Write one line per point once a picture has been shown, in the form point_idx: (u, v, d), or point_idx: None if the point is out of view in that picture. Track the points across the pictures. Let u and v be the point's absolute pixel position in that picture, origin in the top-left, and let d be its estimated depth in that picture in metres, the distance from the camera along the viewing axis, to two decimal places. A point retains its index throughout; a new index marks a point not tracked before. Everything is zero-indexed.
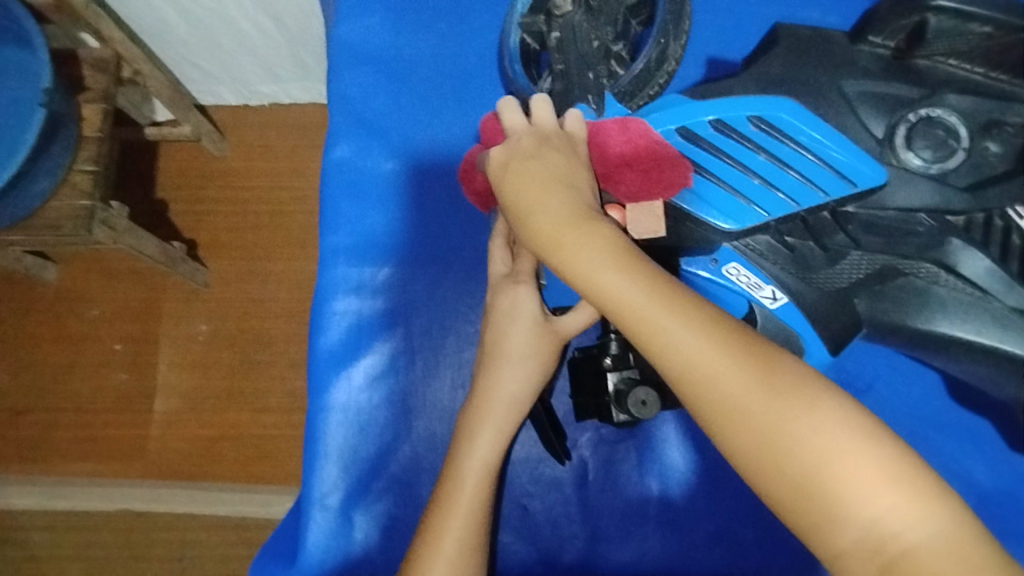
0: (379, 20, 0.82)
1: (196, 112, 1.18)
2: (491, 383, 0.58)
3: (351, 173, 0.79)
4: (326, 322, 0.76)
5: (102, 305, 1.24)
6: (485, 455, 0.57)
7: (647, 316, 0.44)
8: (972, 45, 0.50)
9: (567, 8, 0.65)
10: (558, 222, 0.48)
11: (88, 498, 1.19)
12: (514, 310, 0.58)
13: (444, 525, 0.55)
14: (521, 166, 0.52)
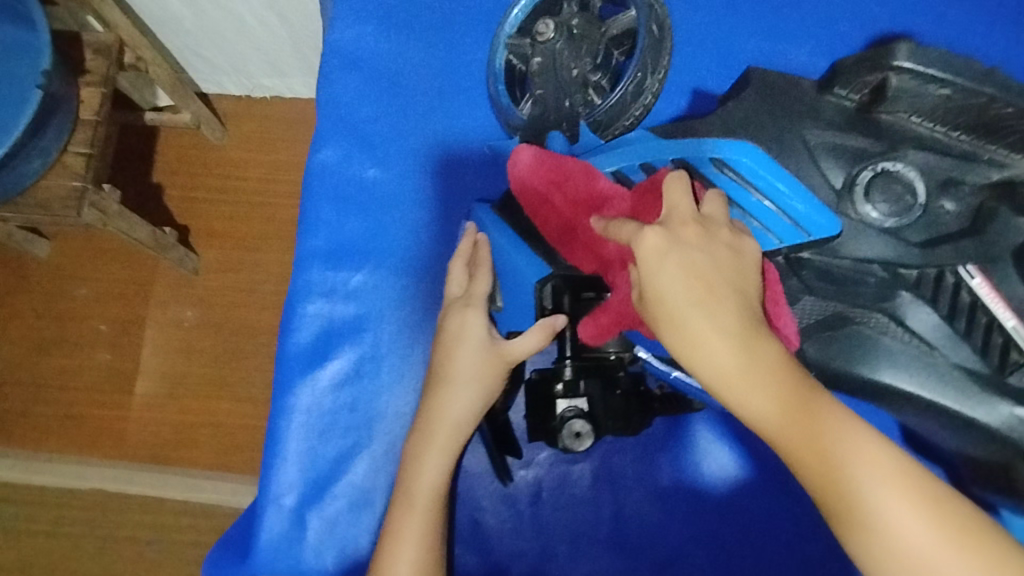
0: (375, 29, 0.83)
1: (197, 100, 1.19)
2: (438, 403, 0.60)
3: (334, 178, 0.80)
4: (298, 324, 0.77)
5: (91, 284, 1.25)
6: (437, 470, 0.59)
7: (741, 385, 0.46)
8: (931, 105, 0.53)
9: (549, 35, 0.63)
10: (677, 295, 0.47)
11: (63, 474, 1.20)
12: (461, 332, 0.60)
13: (400, 534, 0.57)
14: (680, 260, 0.47)
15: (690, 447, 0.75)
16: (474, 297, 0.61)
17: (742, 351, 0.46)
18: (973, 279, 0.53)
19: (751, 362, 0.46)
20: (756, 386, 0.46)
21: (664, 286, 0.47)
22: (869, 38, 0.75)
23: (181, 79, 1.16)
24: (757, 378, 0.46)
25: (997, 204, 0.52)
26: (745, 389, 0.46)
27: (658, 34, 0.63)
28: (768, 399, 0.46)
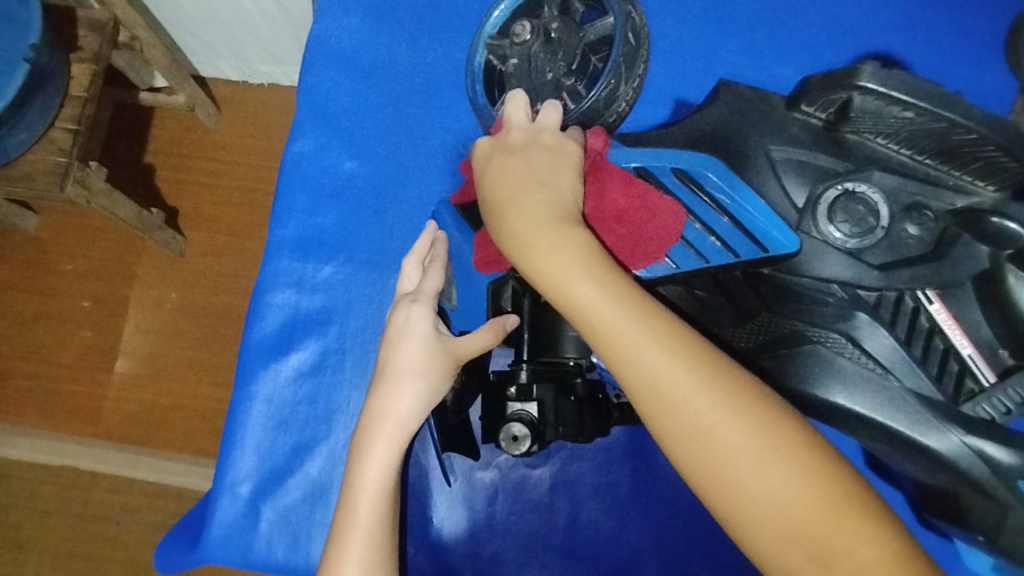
0: (358, 21, 0.82)
1: (191, 82, 1.18)
2: (381, 396, 0.58)
3: (309, 169, 0.79)
4: (263, 313, 0.76)
5: (76, 261, 1.25)
6: (382, 464, 0.56)
7: (722, 441, 0.42)
8: (896, 127, 0.52)
9: (525, 37, 0.63)
10: (629, 329, 0.45)
11: (37, 449, 1.19)
12: (407, 327, 0.59)
13: (349, 529, 0.55)
14: (505, 163, 0.54)
15: (652, 458, 0.74)
16: (426, 295, 0.60)
17: (717, 399, 0.43)
18: (932, 304, 0.53)
19: (737, 416, 0.42)
20: (739, 441, 0.42)
21: (607, 322, 0.45)
22: (872, 52, 0.71)
23: (177, 61, 1.15)
24: (743, 432, 0.42)
25: (958, 230, 0.52)
26: (730, 448, 0.42)
27: (634, 42, 0.63)
28: (717, 422, 0.42)
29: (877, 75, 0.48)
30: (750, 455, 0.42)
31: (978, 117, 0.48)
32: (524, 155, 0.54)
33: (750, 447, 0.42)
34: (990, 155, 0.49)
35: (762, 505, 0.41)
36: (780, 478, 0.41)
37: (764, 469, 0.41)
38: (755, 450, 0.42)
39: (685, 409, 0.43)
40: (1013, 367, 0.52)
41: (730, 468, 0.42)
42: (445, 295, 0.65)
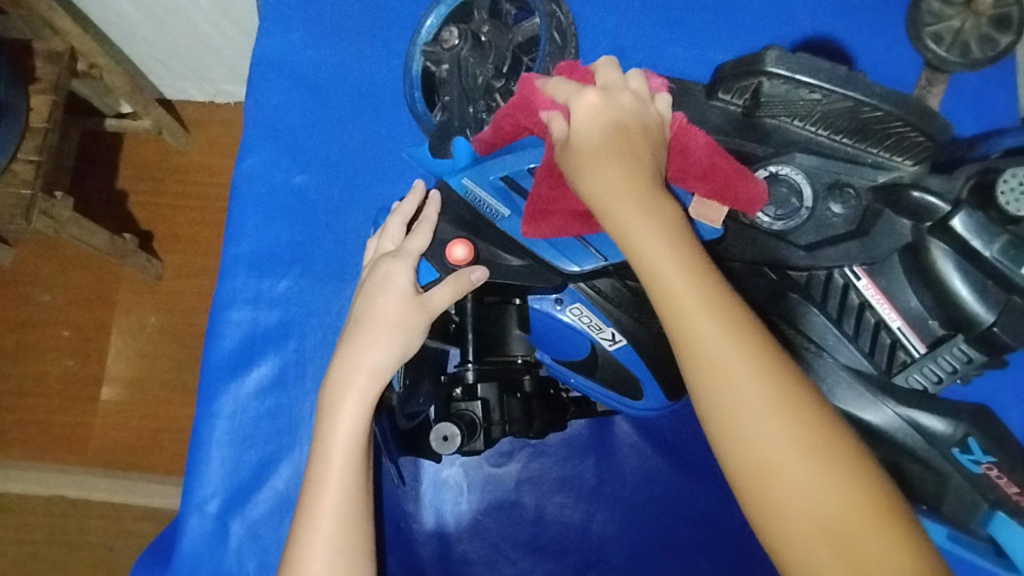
0: (303, 36, 0.82)
1: (157, 106, 1.16)
2: (352, 357, 0.54)
3: (260, 185, 0.80)
4: (221, 331, 0.77)
5: (55, 290, 1.25)
6: (350, 431, 0.53)
7: (768, 436, 0.39)
8: (809, 109, 0.52)
9: (454, 42, 0.64)
10: (705, 316, 0.40)
11: (27, 480, 1.20)
12: (385, 279, 0.55)
13: (321, 487, 0.52)
14: (608, 117, 0.45)
15: (613, 450, 0.75)
16: (410, 252, 0.55)
17: (783, 398, 0.39)
18: (859, 279, 0.54)
19: (798, 418, 0.39)
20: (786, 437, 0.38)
21: (675, 309, 0.40)
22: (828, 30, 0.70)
23: (140, 85, 1.13)
24: (760, 398, 0.39)
25: (880, 206, 0.53)
26: (791, 459, 0.38)
27: (559, 43, 0.65)
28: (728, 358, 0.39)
29: (784, 60, 0.49)
30: (802, 463, 0.38)
31: (881, 93, 0.49)
32: (620, 110, 0.46)
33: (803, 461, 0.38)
34: (902, 132, 0.50)
35: (755, 455, 0.39)
36: (839, 498, 0.38)
37: (812, 482, 0.38)
38: (790, 454, 0.38)
39: (737, 396, 0.39)
40: (944, 336, 0.53)
41: (742, 426, 0.39)
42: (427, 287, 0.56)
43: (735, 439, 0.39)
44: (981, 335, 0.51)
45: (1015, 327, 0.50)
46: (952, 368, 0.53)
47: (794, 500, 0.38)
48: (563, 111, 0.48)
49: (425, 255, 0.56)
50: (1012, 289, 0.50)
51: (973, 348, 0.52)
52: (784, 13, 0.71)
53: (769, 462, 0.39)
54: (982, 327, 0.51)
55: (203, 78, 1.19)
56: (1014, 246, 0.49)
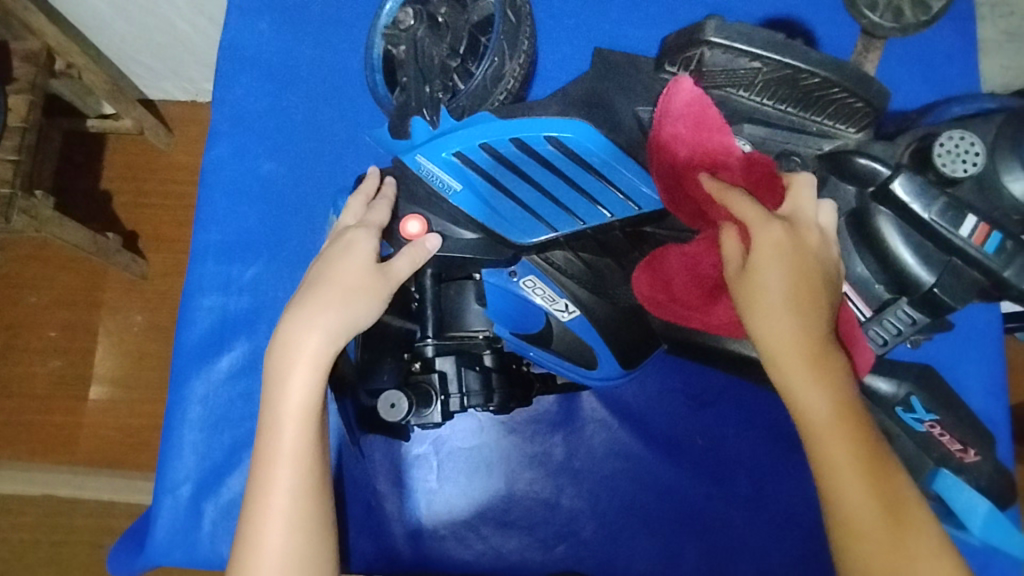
0: (272, 28, 0.83)
1: (138, 107, 1.15)
2: (299, 324, 0.54)
3: (228, 172, 0.81)
4: (191, 319, 0.78)
5: (41, 292, 1.24)
6: (302, 400, 0.53)
7: (831, 444, 0.43)
8: (750, 79, 0.52)
9: (410, 23, 0.64)
10: (796, 345, 0.45)
11: (16, 480, 1.19)
12: (345, 250, 0.56)
13: (278, 447, 0.53)
14: (795, 251, 0.46)
15: (580, 425, 0.76)
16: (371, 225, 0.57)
17: (849, 419, 0.44)
18: None
19: (856, 428, 0.44)
20: (849, 448, 0.43)
21: (768, 316, 0.45)
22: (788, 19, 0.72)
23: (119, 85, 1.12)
24: (826, 397, 0.44)
25: (826, 173, 0.54)
26: (847, 463, 0.43)
27: (514, 19, 0.63)
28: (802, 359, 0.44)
29: (722, 28, 0.50)
30: (860, 483, 0.43)
31: (818, 59, 0.50)
32: (792, 224, 0.47)
33: (859, 472, 0.43)
34: (840, 99, 0.51)
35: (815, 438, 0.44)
36: (878, 508, 0.43)
37: (841, 428, 0.44)
38: (852, 462, 0.43)
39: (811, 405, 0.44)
40: (890, 299, 0.55)
41: (808, 420, 0.44)
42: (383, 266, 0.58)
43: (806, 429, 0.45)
44: (923, 296, 0.52)
45: (955, 289, 0.51)
46: (897, 331, 0.55)
47: (856, 497, 0.43)
48: (744, 227, 0.48)
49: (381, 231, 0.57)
50: (954, 253, 0.50)
51: (917, 310, 0.54)
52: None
53: (834, 457, 0.43)
54: (923, 288, 0.52)
55: (183, 77, 1.18)
56: (952, 208, 0.49)
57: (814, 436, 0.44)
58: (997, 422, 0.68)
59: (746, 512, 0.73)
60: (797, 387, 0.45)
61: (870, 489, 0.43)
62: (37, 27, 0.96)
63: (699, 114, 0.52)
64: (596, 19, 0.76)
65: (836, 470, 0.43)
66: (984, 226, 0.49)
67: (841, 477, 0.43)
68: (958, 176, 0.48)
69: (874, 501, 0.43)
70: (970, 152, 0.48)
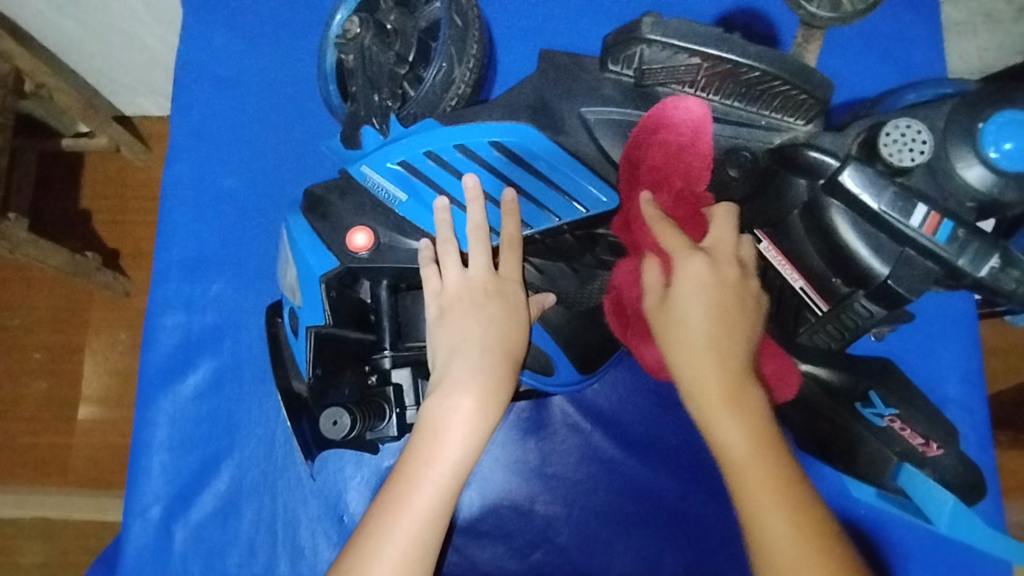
0: (233, 43, 0.82)
1: (113, 124, 1.09)
2: (460, 379, 0.51)
3: (189, 189, 0.80)
4: (156, 338, 0.77)
5: (23, 315, 1.19)
6: (457, 460, 0.50)
7: (749, 476, 0.45)
8: (690, 75, 0.52)
9: (356, 31, 0.61)
10: (716, 377, 0.46)
11: (4, 504, 1.15)
12: (512, 304, 0.55)
13: (398, 504, 0.49)
14: (714, 285, 0.49)
15: (551, 430, 0.75)
16: (503, 276, 0.55)
17: (767, 454, 0.45)
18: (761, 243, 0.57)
19: (773, 461, 0.45)
20: (764, 479, 0.44)
21: (686, 355, 0.48)
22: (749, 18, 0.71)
23: (92, 103, 1.07)
24: (744, 433, 0.46)
25: (778, 168, 0.53)
26: (763, 497, 0.44)
27: (461, 24, 0.61)
28: (721, 393, 0.46)
29: (659, 25, 0.49)
30: (784, 519, 0.44)
31: (758, 53, 0.49)
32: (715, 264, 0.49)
33: (773, 506, 0.44)
34: (785, 92, 0.51)
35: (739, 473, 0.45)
36: (801, 546, 0.43)
37: (757, 460, 0.45)
38: (774, 497, 0.44)
39: (726, 438, 0.46)
40: (847, 294, 0.54)
41: (726, 452, 0.46)
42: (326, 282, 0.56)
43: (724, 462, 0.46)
44: (877, 289, 0.51)
45: (910, 279, 0.50)
46: (855, 325, 0.54)
47: (779, 530, 0.43)
48: (668, 259, 0.50)
49: (329, 244, 0.56)
50: (907, 242, 0.48)
51: (873, 303, 0.52)
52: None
53: (753, 487, 0.45)
54: (877, 280, 0.51)
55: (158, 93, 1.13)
56: (901, 198, 0.47)
57: (739, 471, 0.45)
58: (974, 411, 0.67)
59: (732, 510, 0.72)
60: (712, 422, 0.46)
61: (796, 527, 0.44)
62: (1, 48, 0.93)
63: (684, 144, 0.51)
64: (558, 19, 0.76)
65: (761, 502, 0.44)
66: (934, 215, 0.47)
67: (765, 510, 0.44)
68: (906, 165, 0.48)
69: (800, 540, 0.43)
70: (917, 140, 0.47)
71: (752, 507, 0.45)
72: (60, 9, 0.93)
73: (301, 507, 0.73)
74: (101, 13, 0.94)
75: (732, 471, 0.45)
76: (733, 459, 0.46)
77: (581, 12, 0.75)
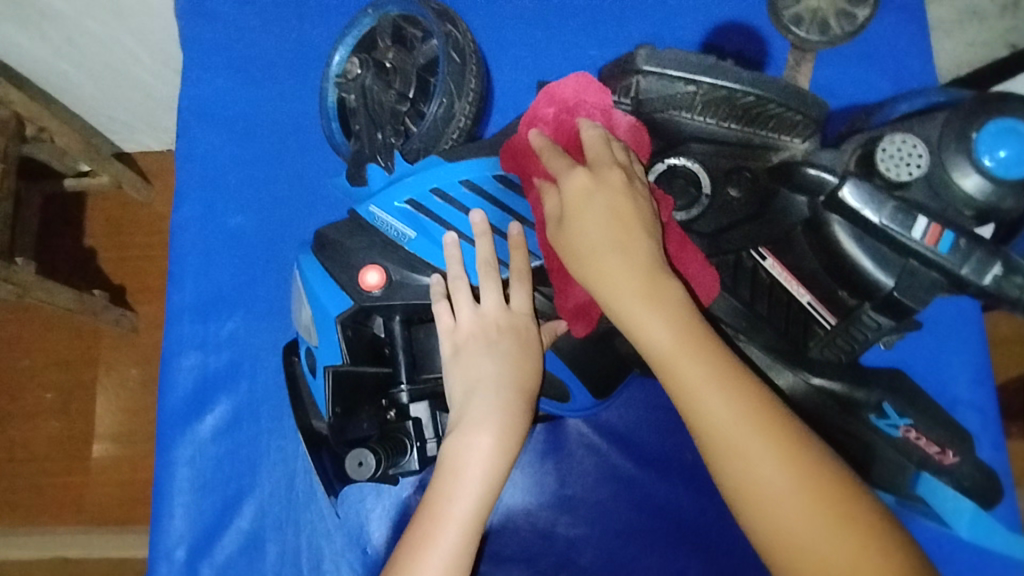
0: (233, 83, 0.83)
1: (114, 163, 1.10)
2: (478, 417, 0.52)
3: (198, 231, 0.81)
4: (173, 380, 0.78)
5: (35, 354, 1.20)
6: (479, 497, 0.51)
7: (675, 371, 0.46)
8: (688, 101, 0.53)
9: (357, 71, 0.64)
10: (658, 319, 0.47)
11: (21, 547, 1.15)
12: (523, 340, 0.55)
13: (425, 542, 0.50)
14: (590, 182, 0.50)
15: (568, 451, 0.76)
16: (515, 310, 0.55)
17: (730, 392, 0.45)
18: (766, 260, 0.57)
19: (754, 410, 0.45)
20: (735, 409, 0.45)
21: (636, 309, 0.47)
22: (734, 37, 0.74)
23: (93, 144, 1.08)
24: (708, 386, 0.45)
25: (777, 186, 0.55)
26: (744, 446, 0.44)
27: (458, 59, 0.62)
28: (666, 343, 0.47)
29: (653, 57, 0.51)
30: (770, 465, 0.43)
31: (750, 79, 0.51)
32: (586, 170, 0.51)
33: (762, 453, 0.43)
34: (777, 113, 0.52)
35: (720, 433, 0.45)
36: (794, 493, 0.43)
37: (725, 407, 0.45)
38: (757, 451, 0.44)
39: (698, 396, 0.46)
40: (854, 307, 0.55)
41: (699, 412, 0.45)
42: (344, 320, 0.57)
43: (700, 424, 0.46)
44: (884, 300, 0.52)
45: (915, 290, 0.51)
46: (864, 336, 0.55)
47: (761, 476, 0.43)
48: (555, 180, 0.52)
49: (342, 284, 0.57)
50: (910, 254, 0.49)
51: (881, 314, 0.54)
52: (698, 11, 0.76)
53: (737, 455, 0.44)
54: (883, 291, 0.52)
55: (156, 129, 1.14)
56: (902, 211, 0.48)
57: (721, 433, 0.44)
58: (986, 409, 0.67)
59: None
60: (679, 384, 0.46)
61: (781, 471, 0.43)
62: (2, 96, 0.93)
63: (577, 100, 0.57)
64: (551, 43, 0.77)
65: (738, 461, 0.44)
66: (935, 226, 0.48)
67: (742, 467, 0.44)
68: (904, 179, 0.49)
69: (789, 483, 0.43)
70: (913, 154, 0.48)
71: (742, 461, 0.44)
72: (58, 54, 0.94)
73: (323, 540, 0.74)
74: (99, 56, 0.95)
75: (718, 437, 0.44)
76: (712, 419, 0.45)
77: (574, 37, 0.77)
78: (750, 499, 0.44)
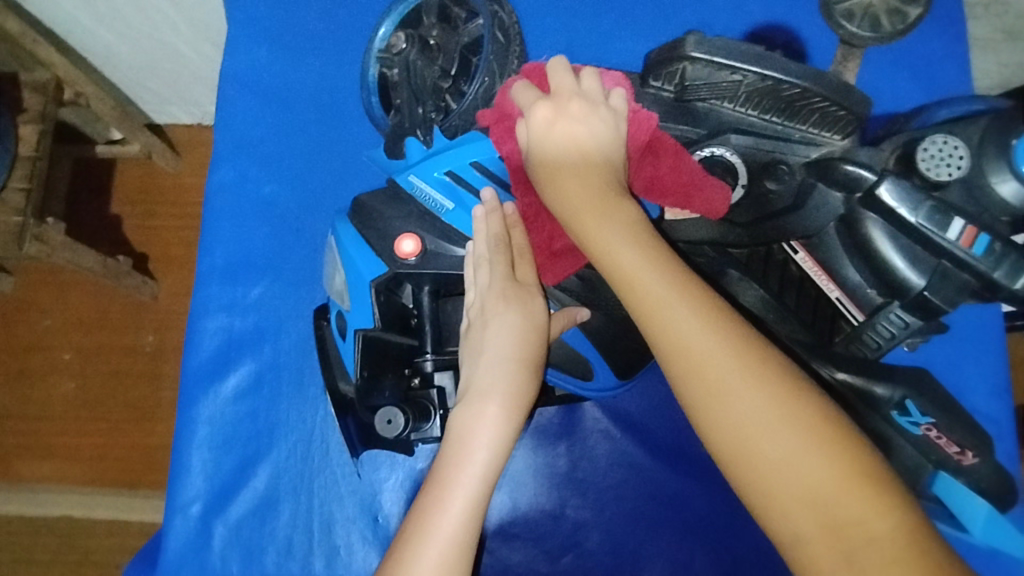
0: (273, 55, 0.85)
1: (145, 132, 1.12)
2: (487, 387, 0.53)
3: (230, 196, 0.82)
4: (198, 340, 0.79)
5: (56, 315, 1.22)
6: (485, 465, 0.52)
7: (690, 355, 0.43)
8: (732, 91, 0.54)
9: (401, 46, 0.64)
10: (675, 301, 0.44)
11: (32, 502, 1.17)
12: (530, 310, 0.55)
13: (433, 506, 0.51)
14: (568, 150, 0.50)
15: (583, 436, 0.77)
16: (523, 282, 0.56)
17: (747, 372, 0.42)
18: (797, 254, 0.59)
19: (845, 469, 0.39)
20: (752, 393, 0.41)
21: (637, 294, 0.45)
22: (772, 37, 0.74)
23: (127, 111, 1.09)
24: (727, 366, 0.42)
25: (814, 180, 0.55)
26: (762, 431, 0.40)
27: (503, 39, 0.63)
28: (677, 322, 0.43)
29: (702, 44, 0.51)
30: (794, 448, 0.40)
31: (798, 71, 0.51)
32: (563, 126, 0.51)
33: (785, 433, 0.40)
34: (821, 107, 0.53)
35: (736, 419, 0.41)
36: (820, 477, 0.39)
37: (744, 388, 0.41)
38: (781, 436, 0.40)
39: (769, 458, 0.40)
40: (882, 303, 0.56)
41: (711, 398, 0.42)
42: (379, 284, 0.58)
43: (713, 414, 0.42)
44: (914, 300, 0.52)
45: (946, 291, 0.51)
46: (890, 335, 0.56)
47: (777, 453, 0.40)
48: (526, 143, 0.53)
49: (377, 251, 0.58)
50: (943, 254, 0.49)
51: (908, 313, 0.54)
52: (734, 11, 0.76)
53: (760, 444, 0.41)
54: (913, 292, 0.52)
55: (189, 101, 1.15)
56: (939, 211, 0.48)
57: (738, 419, 0.41)
58: (999, 420, 0.68)
59: None
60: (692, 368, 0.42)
61: (803, 452, 0.40)
62: (44, 58, 0.94)
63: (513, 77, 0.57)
64: (587, 35, 0.78)
65: (755, 449, 0.41)
66: (971, 229, 0.48)
67: (760, 455, 0.40)
68: (943, 179, 0.48)
69: (810, 466, 0.40)
70: (954, 156, 0.48)
71: (775, 481, 0.40)
72: (102, 21, 0.96)
73: (337, 506, 0.75)
74: (140, 25, 0.97)
75: (729, 422, 0.41)
76: (728, 409, 0.41)
77: (611, 30, 0.78)
78: (767, 490, 0.40)
